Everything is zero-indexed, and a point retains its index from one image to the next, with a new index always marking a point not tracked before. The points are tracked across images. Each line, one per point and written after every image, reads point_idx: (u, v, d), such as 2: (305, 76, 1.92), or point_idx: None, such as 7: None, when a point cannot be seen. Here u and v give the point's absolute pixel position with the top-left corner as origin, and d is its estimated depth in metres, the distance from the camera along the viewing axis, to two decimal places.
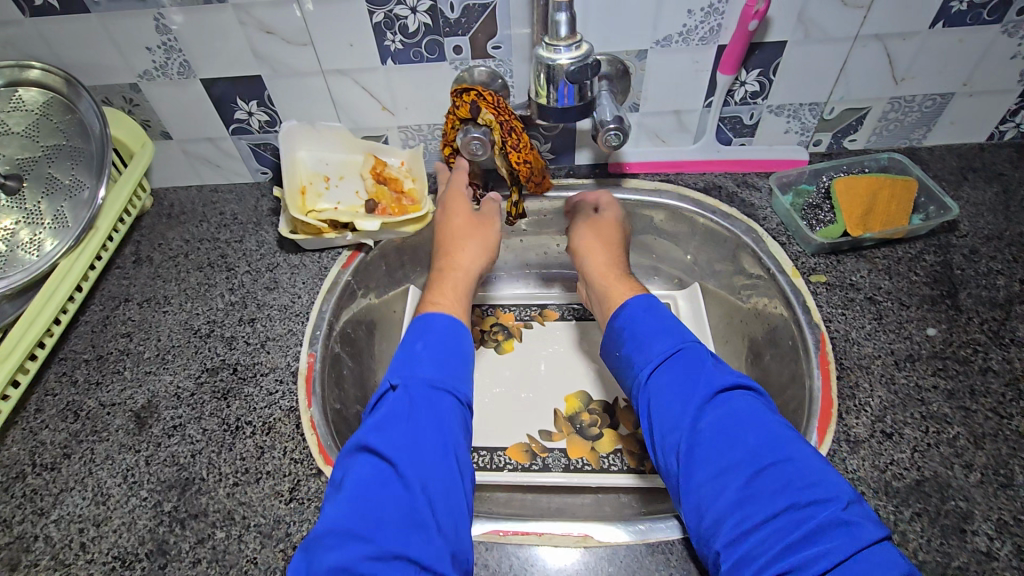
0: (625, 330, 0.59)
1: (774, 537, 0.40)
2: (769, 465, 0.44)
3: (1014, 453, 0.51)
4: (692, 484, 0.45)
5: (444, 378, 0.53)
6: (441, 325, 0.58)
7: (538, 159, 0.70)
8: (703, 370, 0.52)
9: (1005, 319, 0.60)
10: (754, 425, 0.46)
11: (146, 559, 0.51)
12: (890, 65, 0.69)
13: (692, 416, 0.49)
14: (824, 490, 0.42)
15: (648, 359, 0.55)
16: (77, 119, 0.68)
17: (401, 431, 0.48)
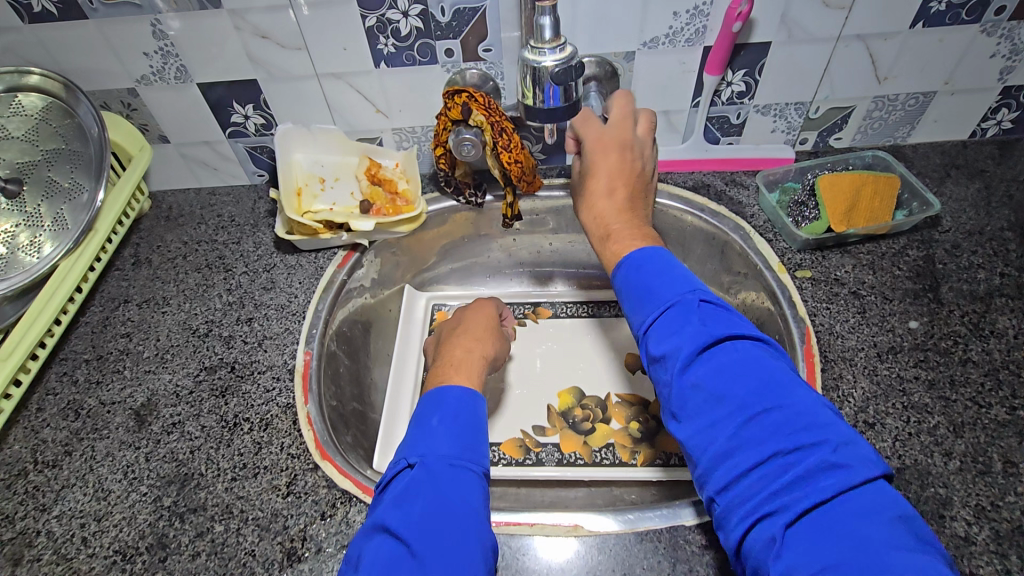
0: (627, 281, 0.49)
1: (763, 482, 0.37)
2: (764, 411, 0.39)
3: (992, 441, 0.53)
4: (683, 435, 0.42)
5: (467, 458, 0.48)
6: (458, 402, 0.52)
7: (529, 159, 0.71)
8: (695, 312, 0.44)
9: (985, 312, 0.62)
10: (748, 368, 0.41)
11: (146, 553, 0.52)
12: (872, 64, 0.70)
13: (683, 360, 0.43)
14: (813, 433, 0.38)
15: (641, 312, 0.47)
16: (76, 124, 0.70)
17: (423, 507, 0.43)
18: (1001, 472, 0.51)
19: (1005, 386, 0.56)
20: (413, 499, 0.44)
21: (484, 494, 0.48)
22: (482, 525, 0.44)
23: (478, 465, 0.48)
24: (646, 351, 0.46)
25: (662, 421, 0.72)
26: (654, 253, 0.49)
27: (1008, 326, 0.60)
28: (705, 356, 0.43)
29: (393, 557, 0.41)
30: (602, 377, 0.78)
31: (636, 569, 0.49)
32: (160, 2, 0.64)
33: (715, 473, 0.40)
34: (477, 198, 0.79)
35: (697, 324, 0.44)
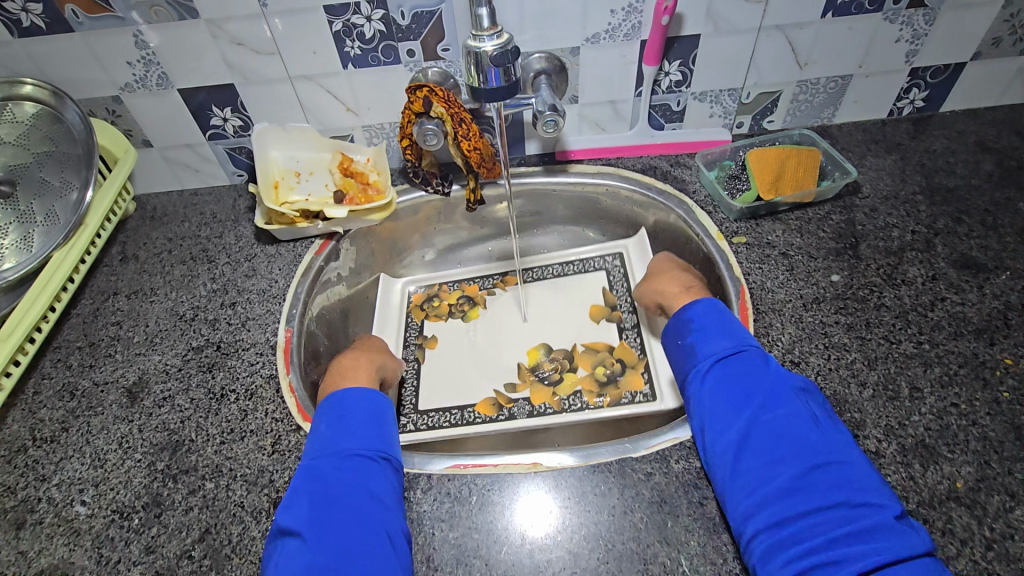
0: (693, 322, 0.60)
1: (821, 529, 0.43)
2: (826, 463, 0.46)
3: (901, 371, 0.60)
4: (743, 472, 0.48)
5: (361, 449, 0.54)
6: (348, 405, 0.58)
7: (486, 146, 0.78)
8: (767, 372, 0.54)
9: (898, 264, 0.69)
10: (817, 427, 0.49)
11: (142, 510, 0.57)
12: (793, 52, 0.79)
13: (754, 407, 0.51)
14: (876, 497, 0.45)
15: (712, 352, 0.57)
16: (65, 128, 0.75)
17: (314, 503, 0.49)
18: (908, 396, 0.58)
19: (913, 324, 0.63)
20: (304, 496, 0.49)
21: (385, 477, 0.53)
22: (382, 509, 0.49)
23: (374, 452, 0.54)
24: (715, 388, 0.54)
25: (626, 363, 0.78)
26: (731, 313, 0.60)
27: (917, 275, 0.68)
28: (777, 406, 0.51)
29: (295, 549, 0.46)
30: (569, 333, 0.84)
31: (589, 496, 0.54)
32: (142, 15, 0.70)
33: (775, 507, 0.45)
34: (444, 187, 0.85)
35: (771, 378, 0.53)
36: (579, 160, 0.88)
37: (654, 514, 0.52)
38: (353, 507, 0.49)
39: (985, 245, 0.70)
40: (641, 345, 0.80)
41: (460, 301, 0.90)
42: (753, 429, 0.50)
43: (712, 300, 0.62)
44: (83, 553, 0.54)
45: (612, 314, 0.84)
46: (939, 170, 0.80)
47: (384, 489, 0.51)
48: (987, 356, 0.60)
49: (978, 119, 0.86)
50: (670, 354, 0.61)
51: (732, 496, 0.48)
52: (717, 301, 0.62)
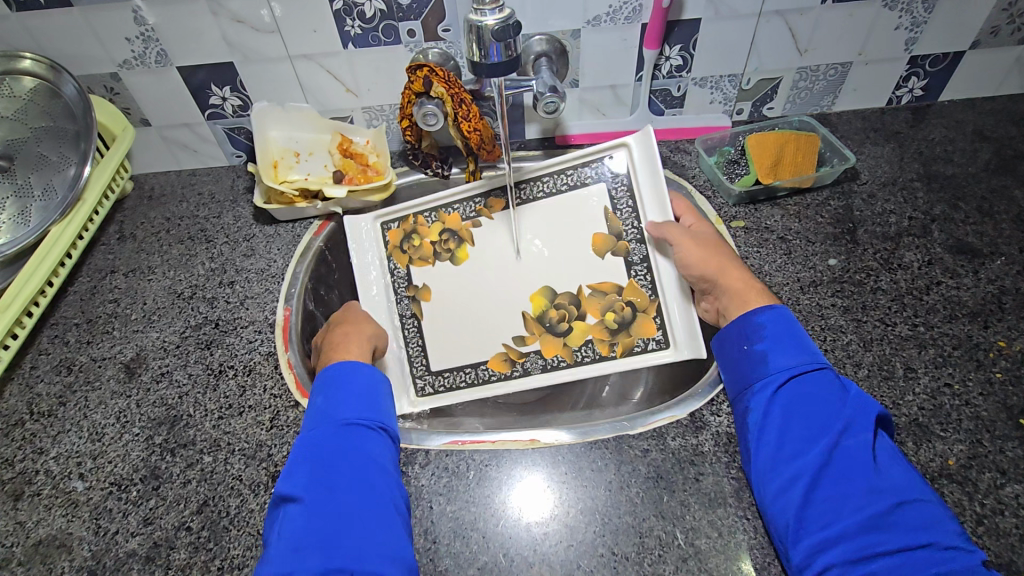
0: (766, 328, 0.57)
1: (906, 568, 0.42)
2: (910, 501, 0.45)
3: (896, 352, 0.60)
4: (818, 500, 0.47)
5: (360, 417, 0.54)
6: (340, 374, 0.57)
7: (487, 128, 0.78)
8: (848, 396, 0.52)
9: (894, 249, 0.70)
10: (899, 463, 0.48)
11: (140, 483, 0.57)
12: (793, 38, 0.79)
13: (836, 433, 0.49)
14: (960, 540, 0.44)
15: (789, 366, 0.54)
16: (63, 103, 0.75)
17: (313, 469, 0.50)
18: (903, 376, 0.58)
19: (909, 307, 0.64)
20: (304, 464, 0.50)
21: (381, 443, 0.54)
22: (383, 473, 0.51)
23: (372, 421, 0.54)
24: (791, 408, 0.52)
25: (636, 307, 0.73)
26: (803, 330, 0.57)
27: (913, 260, 0.69)
28: (857, 434, 0.49)
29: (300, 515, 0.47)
30: (573, 274, 0.76)
31: (586, 471, 0.55)
32: None
33: (857, 541, 0.44)
34: (443, 170, 0.85)
35: (850, 402, 0.51)
36: (579, 144, 0.87)
37: (650, 490, 0.53)
38: (355, 472, 0.50)
39: (980, 231, 0.71)
40: (652, 283, 0.73)
41: (444, 237, 0.80)
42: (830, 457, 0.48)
43: (781, 307, 0.59)
44: (80, 524, 0.54)
45: (617, 246, 0.75)
46: (937, 158, 0.81)
47: (383, 453, 0.53)
48: (981, 339, 0.61)
49: (976, 109, 0.87)
50: (731, 362, 0.58)
51: (805, 522, 0.46)
52: (786, 308, 0.59)
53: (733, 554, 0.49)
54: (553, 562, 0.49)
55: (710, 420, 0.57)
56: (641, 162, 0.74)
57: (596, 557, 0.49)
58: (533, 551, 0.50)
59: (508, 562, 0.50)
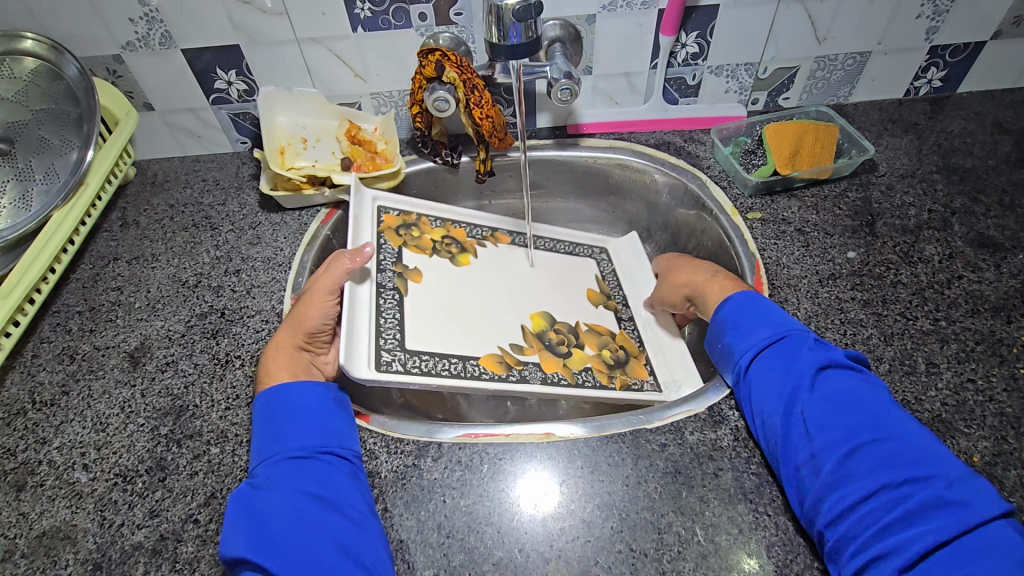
0: (725, 322, 0.59)
1: (875, 515, 0.43)
2: (863, 445, 0.46)
3: (918, 347, 0.59)
4: (788, 465, 0.48)
5: (293, 450, 0.51)
6: (268, 406, 0.54)
7: (499, 115, 0.76)
8: (800, 356, 0.53)
9: (914, 242, 0.69)
10: (849, 406, 0.48)
11: (146, 474, 0.56)
12: (812, 26, 0.77)
13: (788, 396, 0.51)
14: (920, 468, 0.44)
15: (748, 347, 0.56)
16: (65, 85, 0.73)
17: (253, 530, 0.46)
18: (925, 371, 0.57)
19: (930, 301, 0.63)
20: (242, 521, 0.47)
21: (328, 466, 0.51)
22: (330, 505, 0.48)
23: (309, 450, 0.51)
24: (753, 385, 0.53)
25: (628, 352, 0.75)
26: (760, 302, 0.59)
27: (934, 253, 0.67)
28: (805, 391, 0.50)
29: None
30: (572, 310, 0.77)
31: (603, 466, 0.53)
32: None
33: (823, 501, 0.45)
34: (452, 158, 0.83)
35: (799, 362, 0.52)
36: (590, 134, 0.86)
37: (669, 485, 0.52)
38: (300, 513, 0.47)
39: (1002, 224, 0.70)
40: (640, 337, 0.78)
41: (447, 242, 0.78)
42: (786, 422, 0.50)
43: (743, 291, 0.60)
44: (85, 516, 0.53)
45: (608, 302, 0.81)
46: (956, 150, 0.79)
47: (332, 478, 0.50)
48: (1004, 334, 0.59)
49: (995, 101, 0.85)
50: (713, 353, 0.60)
51: (791, 494, 0.48)
52: (745, 290, 0.61)
53: (754, 550, 0.48)
54: (570, 558, 0.48)
55: (729, 415, 0.56)
56: (623, 256, 0.87)
57: (615, 553, 0.48)
58: (549, 547, 0.49)
59: (524, 558, 0.49)
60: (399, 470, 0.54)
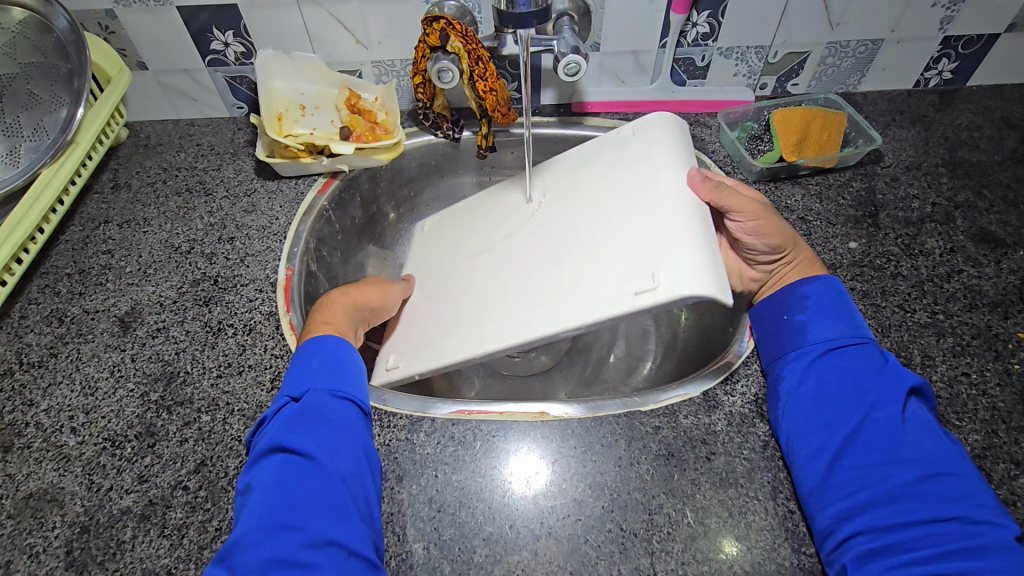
0: (806, 302, 0.58)
1: (937, 538, 0.43)
2: (945, 473, 0.46)
3: (914, 339, 0.59)
4: (847, 464, 0.48)
5: (349, 397, 0.52)
6: (338, 349, 0.56)
7: (503, 89, 0.73)
8: (886, 368, 0.52)
9: (916, 235, 0.68)
10: (933, 434, 0.48)
11: (135, 440, 0.55)
12: (826, 10, 0.75)
13: (867, 404, 0.50)
14: (995, 514, 0.44)
15: (827, 338, 0.55)
16: (55, 39, 0.71)
17: (307, 442, 0.48)
18: (919, 364, 0.57)
19: (929, 295, 0.63)
20: (296, 434, 0.48)
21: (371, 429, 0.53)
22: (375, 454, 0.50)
23: (360, 405, 0.53)
24: (823, 376, 0.53)
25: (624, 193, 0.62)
26: (848, 305, 0.58)
27: (936, 246, 0.67)
28: (888, 407, 0.49)
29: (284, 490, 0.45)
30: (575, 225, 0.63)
31: (595, 446, 0.53)
32: None
33: (886, 507, 0.45)
34: (453, 132, 0.81)
35: (883, 376, 0.51)
36: (595, 113, 0.85)
37: (662, 467, 0.52)
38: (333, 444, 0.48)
39: (1004, 221, 0.69)
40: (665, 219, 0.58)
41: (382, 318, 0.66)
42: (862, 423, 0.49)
43: (828, 278, 0.59)
44: (73, 479, 0.53)
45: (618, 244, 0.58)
46: (963, 144, 0.78)
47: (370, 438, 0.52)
48: (1001, 329, 0.60)
49: (1004, 96, 0.84)
50: (768, 331, 0.59)
51: (831, 491, 0.47)
52: (835, 280, 0.60)
53: (741, 534, 0.48)
54: (560, 536, 0.48)
55: (723, 400, 0.56)
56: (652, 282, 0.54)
57: (604, 532, 0.49)
58: (540, 524, 0.49)
59: (515, 534, 0.49)
60: (392, 444, 0.54)
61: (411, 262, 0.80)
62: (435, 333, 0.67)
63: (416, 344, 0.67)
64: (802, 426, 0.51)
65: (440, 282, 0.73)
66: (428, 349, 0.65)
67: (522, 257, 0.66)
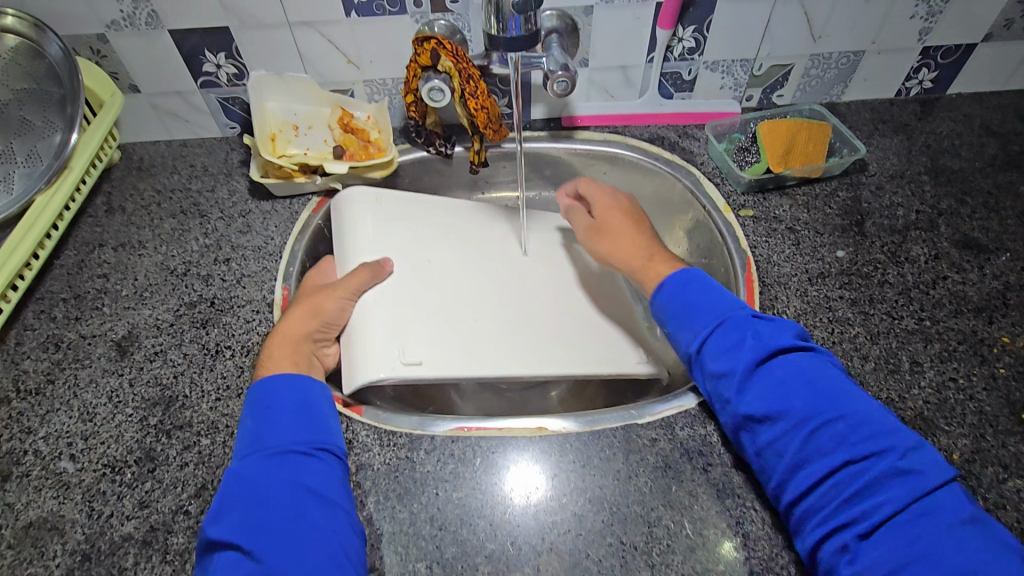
0: (675, 300, 0.57)
1: (837, 491, 0.44)
2: (823, 424, 0.46)
3: (902, 346, 0.61)
4: (759, 444, 0.49)
5: (295, 443, 0.50)
6: (269, 397, 0.53)
7: (494, 107, 0.75)
8: (754, 335, 0.52)
9: (901, 242, 0.70)
10: (804, 382, 0.48)
11: (135, 465, 0.55)
12: (808, 24, 0.77)
13: (742, 378, 0.50)
14: (878, 441, 0.44)
15: (700, 330, 0.54)
16: (47, 64, 0.71)
17: (244, 508, 0.46)
18: (908, 371, 0.59)
19: (915, 301, 0.64)
20: (234, 506, 0.46)
21: (325, 468, 0.50)
22: (321, 504, 0.47)
23: (310, 445, 0.50)
24: (709, 364, 0.53)
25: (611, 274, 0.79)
26: (714, 282, 0.57)
27: (921, 253, 0.69)
28: (758, 376, 0.50)
29: (231, 562, 0.43)
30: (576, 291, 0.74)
31: (594, 460, 0.54)
32: None
33: (792, 484, 0.46)
34: (446, 148, 0.83)
35: (749, 343, 0.51)
36: (585, 127, 0.86)
37: (660, 479, 0.53)
38: (267, 503, 0.46)
39: (986, 226, 0.71)
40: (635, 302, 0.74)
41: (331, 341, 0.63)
42: (742, 403, 0.50)
43: (691, 269, 0.59)
44: (73, 507, 0.53)
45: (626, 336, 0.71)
46: (945, 152, 0.80)
47: (330, 481, 0.49)
48: (986, 334, 0.61)
49: (984, 103, 0.86)
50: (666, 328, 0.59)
51: (762, 470, 0.49)
52: (696, 270, 0.59)
53: (739, 543, 0.49)
54: (561, 551, 0.49)
55: None
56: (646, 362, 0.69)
57: (605, 546, 0.49)
58: (541, 540, 0.50)
59: (516, 550, 0.49)
60: (392, 462, 0.54)
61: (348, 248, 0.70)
62: (457, 341, 0.64)
63: (426, 338, 0.63)
64: (725, 415, 0.52)
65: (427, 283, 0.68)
66: (447, 351, 0.63)
67: (501, 281, 0.72)
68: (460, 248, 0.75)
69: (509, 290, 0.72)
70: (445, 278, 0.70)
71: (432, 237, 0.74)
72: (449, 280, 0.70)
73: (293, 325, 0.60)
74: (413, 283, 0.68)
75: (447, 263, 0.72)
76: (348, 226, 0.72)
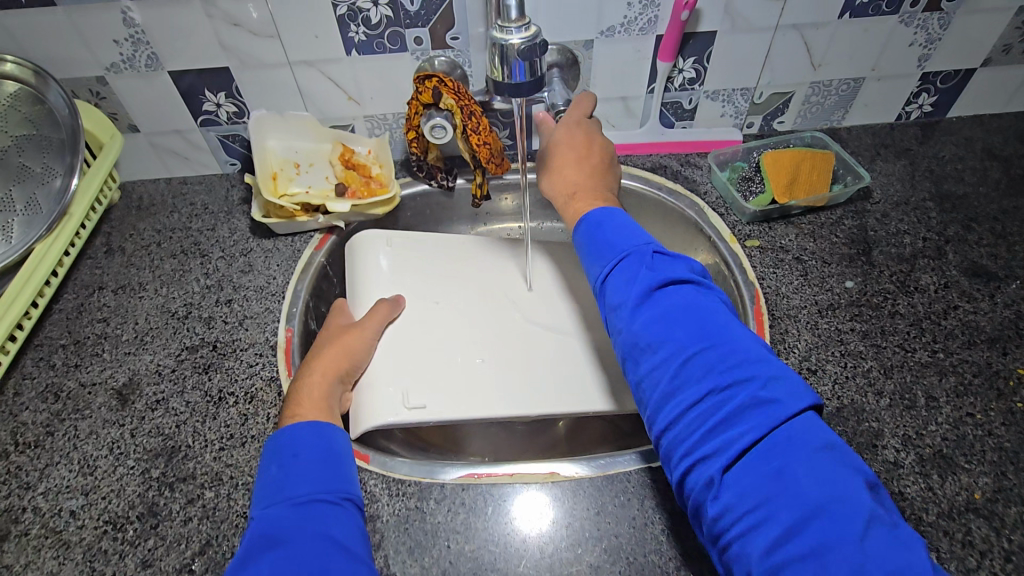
0: (586, 238, 0.57)
1: (703, 420, 0.43)
2: (700, 352, 0.45)
3: (917, 379, 0.60)
4: (637, 377, 0.48)
5: (321, 491, 0.48)
6: (294, 444, 0.51)
7: (496, 141, 0.74)
8: (645, 269, 0.51)
9: (910, 271, 0.69)
10: (690, 315, 0.47)
11: (137, 521, 0.54)
12: (808, 53, 0.77)
13: (631, 311, 0.49)
14: (749, 370, 0.43)
15: (602, 267, 0.54)
16: (46, 110, 0.71)
17: (271, 560, 0.42)
18: (925, 406, 0.58)
19: (927, 333, 0.63)
20: (261, 557, 0.43)
21: (349, 520, 0.48)
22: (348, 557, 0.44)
23: (335, 495, 0.48)
24: (608, 298, 0.52)
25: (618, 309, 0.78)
26: (612, 222, 0.56)
27: (930, 282, 0.68)
28: (643, 308, 0.49)
29: None
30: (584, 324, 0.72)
31: (609, 507, 0.53)
32: None
33: (661, 415, 0.45)
34: (448, 181, 0.82)
35: (641, 276, 0.50)
36: None
37: (676, 526, 0.51)
38: (294, 555, 0.43)
39: (994, 253, 0.71)
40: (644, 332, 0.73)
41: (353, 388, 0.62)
42: (631, 332, 0.48)
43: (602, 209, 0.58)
44: (73, 567, 0.51)
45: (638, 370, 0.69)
46: (948, 176, 0.80)
47: (354, 535, 0.47)
48: (1001, 366, 0.60)
49: (984, 126, 0.86)
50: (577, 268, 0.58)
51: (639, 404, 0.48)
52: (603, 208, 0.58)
53: None
54: None
55: None
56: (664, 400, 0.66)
57: None
58: None
59: None
60: (401, 513, 0.53)
61: (360, 289, 0.71)
62: (460, 381, 0.64)
63: (430, 381, 0.63)
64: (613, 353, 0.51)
65: (431, 325, 0.69)
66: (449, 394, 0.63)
67: (507, 318, 0.72)
68: (467, 284, 0.75)
69: (515, 325, 0.71)
70: (449, 319, 0.70)
71: (440, 274, 0.75)
72: (454, 319, 0.70)
73: (324, 368, 0.60)
74: (415, 324, 0.68)
75: (453, 302, 0.72)
76: (360, 266, 0.73)
